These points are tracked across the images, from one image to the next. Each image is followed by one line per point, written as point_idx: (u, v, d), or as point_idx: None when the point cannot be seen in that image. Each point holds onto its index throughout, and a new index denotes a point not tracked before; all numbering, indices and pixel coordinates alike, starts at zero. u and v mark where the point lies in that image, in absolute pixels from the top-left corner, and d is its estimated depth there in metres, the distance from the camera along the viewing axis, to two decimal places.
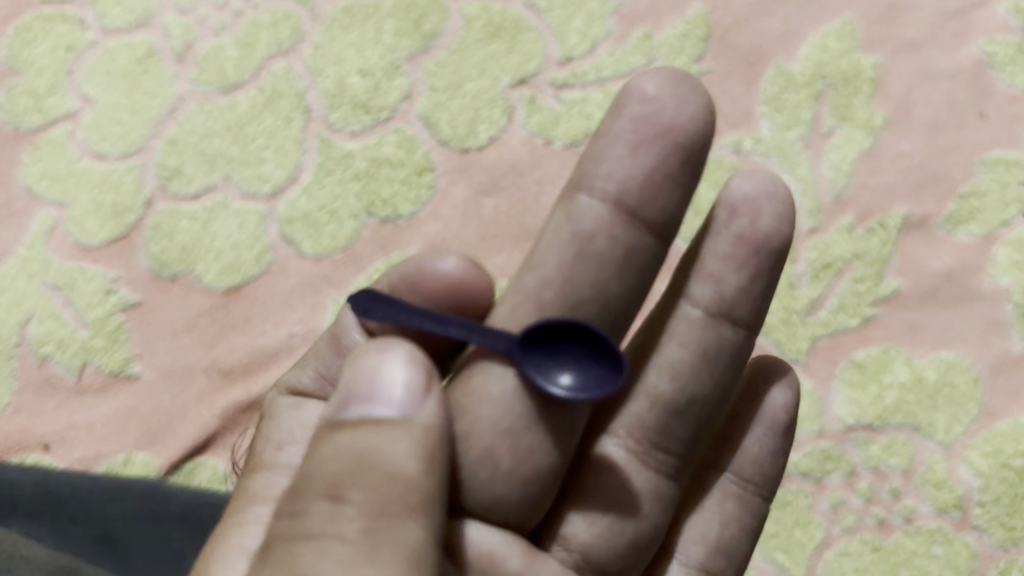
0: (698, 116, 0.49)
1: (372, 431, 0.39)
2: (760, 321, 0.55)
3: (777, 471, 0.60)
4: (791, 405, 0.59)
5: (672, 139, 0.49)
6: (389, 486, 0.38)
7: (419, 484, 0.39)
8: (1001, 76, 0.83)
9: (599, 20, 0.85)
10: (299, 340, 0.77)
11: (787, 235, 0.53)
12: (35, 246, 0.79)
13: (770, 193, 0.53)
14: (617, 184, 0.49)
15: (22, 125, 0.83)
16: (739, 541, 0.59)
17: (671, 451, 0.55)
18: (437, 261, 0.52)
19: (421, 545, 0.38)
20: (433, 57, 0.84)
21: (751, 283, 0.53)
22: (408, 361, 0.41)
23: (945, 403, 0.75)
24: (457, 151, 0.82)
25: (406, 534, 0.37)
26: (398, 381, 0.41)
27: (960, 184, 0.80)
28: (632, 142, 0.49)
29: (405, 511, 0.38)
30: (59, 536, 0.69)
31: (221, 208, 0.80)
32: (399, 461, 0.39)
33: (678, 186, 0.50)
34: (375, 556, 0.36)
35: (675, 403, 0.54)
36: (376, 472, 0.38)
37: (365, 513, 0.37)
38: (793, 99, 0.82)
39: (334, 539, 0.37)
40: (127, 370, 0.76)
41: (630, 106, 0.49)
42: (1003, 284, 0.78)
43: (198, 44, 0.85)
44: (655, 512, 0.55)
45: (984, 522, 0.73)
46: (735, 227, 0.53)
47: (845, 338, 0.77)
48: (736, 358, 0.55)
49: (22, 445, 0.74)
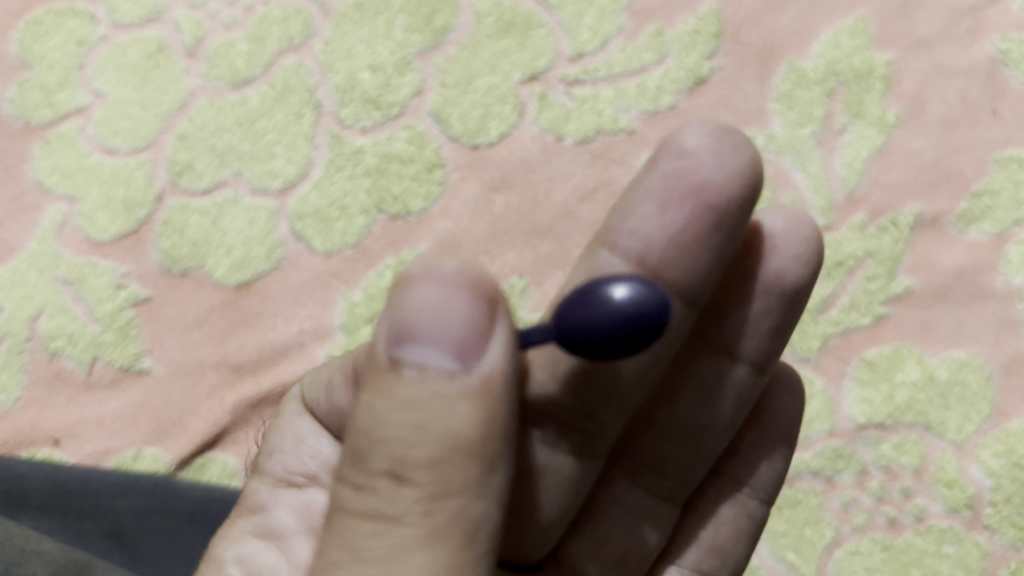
0: (733, 178, 0.48)
1: (433, 392, 0.38)
2: (770, 358, 0.55)
3: (777, 476, 0.60)
4: (793, 414, 0.60)
5: (704, 199, 0.48)
6: (450, 465, 0.38)
7: (479, 454, 0.39)
8: (1015, 73, 0.82)
9: (611, 16, 0.84)
10: (310, 336, 0.77)
11: (805, 277, 0.53)
12: (45, 240, 0.79)
13: (793, 233, 0.52)
14: (645, 242, 0.49)
15: (33, 120, 0.83)
16: (734, 543, 0.60)
17: (667, 474, 0.57)
18: (432, 265, 0.41)
19: (483, 518, 0.39)
20: (444, 53, 0.84)
21: (760, 320, 0.54)
22: (471, 304, 0.40)
23: (956, 402, 0.75)
24: (468, 147, 0.82)
25: (470, 511, 0.39)
26: (460, 327, 0.39)
27: (973, 182, 0.80)
28: (660, 199, 0.48)
29: (465, 489, 0.38)
30: (69, 531, 0.69)
31: (232, 204, 0.80)
32: (458, 426, 0.38)
33: (707, 248, 0.49)
34: (436, 538, 0.38)
35: (675, 432, 0.56)
36: (436, 448, 0.38)
37: (428, 494, 0.38)
38: (805, 97, 0.82)
39: (395, 521, 0.38)
40: (138, 365, 0.76)
41: (666, 160, 0.49)
42: (1016, 282, 0.77)
43: (209, 39, 0.85)
44: (647, 532, 0.58)
45: (996, 521, 0.73)
46: (749, 264, 0.53)
47: (858, 337, 0.76)
48: (740, 392, 0.56)
49: (32, 440, 0.74)
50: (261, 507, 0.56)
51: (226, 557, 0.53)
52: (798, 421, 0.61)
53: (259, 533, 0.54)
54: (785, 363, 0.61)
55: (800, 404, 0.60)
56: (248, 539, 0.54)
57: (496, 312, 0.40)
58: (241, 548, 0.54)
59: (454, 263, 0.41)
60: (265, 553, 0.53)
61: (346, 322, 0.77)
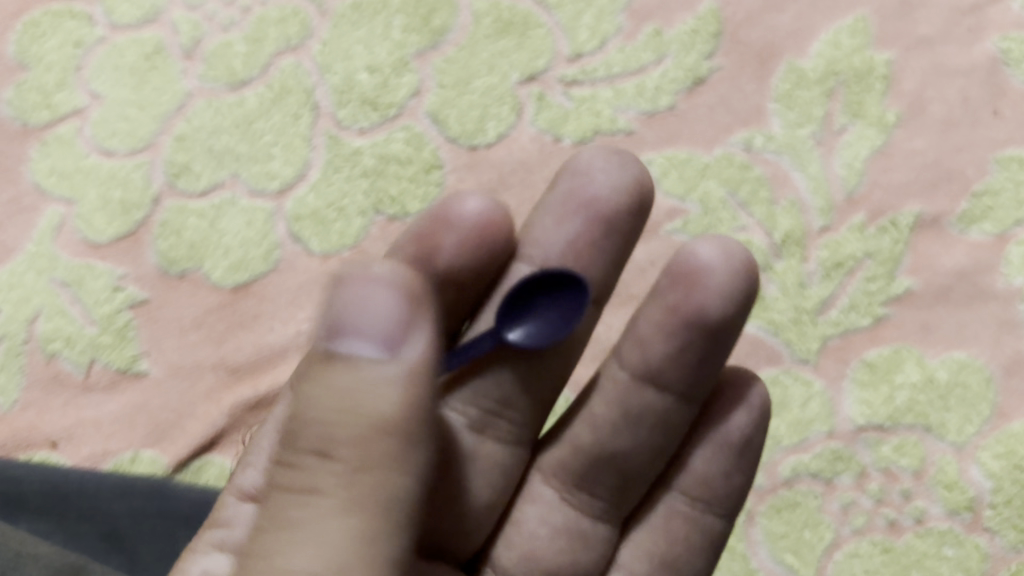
0: (617, 192, 0.56)
1: (358, 378, 0.39)
2: (696, 387, 0.56)
3: (731, 494, 0.60)
4: (751, 429, 0.59)
5: (595, 211, 0.56)
6: (370, 444, 0.39)
7: (401, 431, 0.39)
8: (1016, 72, 0.82)
9: (609, 16, 0.84)
10: (307, 338, 0.77)
11: (726, 312, 0.54)
12: (43, 242, 0.79)
13: (717, 269, 0.54)
14: (550, 250, 0.56)
15: (30, 122, 0.83)
16: (687, 558, 0.61)
17: (597, 495, 0.59)
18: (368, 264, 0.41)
19: (404, 492, 0.40)
20: (442, 53, 0.84)
21: (679, 352, 0.55)
22: (399, 300, 0.40)
23: (957, 404, 0.74)
24: (466, 148, 0.81)
25: (389, 486, 0.39)
26: (388, 321, 0.40)
27: (974, 182, 0.80)
28: (557, 211, 0.57)
29: (385, 465, 0.39)
30: (66, 533, 0.69)
31: (230, 206, 0.80)
32: (380, 409, 0.39)
33: (602, 252, 0.57)
34: (355, 509, 0.39)
35: (598, 454, 0.58)
36: (359, 428, 0.39)
37: (349, 469, 0.39)
38: (804, 97, 0.82)
39: (318, 494, 0.39)
40: (135, 367, 0.76)
41: (564, 181, 0.57)
42: (1017, 283, 0.77)
43: (206, 40, 0.84)
44: (578, 550, 0.60)
45: (996, 524, 0.72)
46: (671, 298, 0.55)
47: (857, 338, 0.76)
48: (664, 421, 0.57)
49: (30, 443, 0.74)
50: (227, 523, 0.55)
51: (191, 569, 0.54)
52: (755, 440, 0.59)
53: (223, 547, 0.54)
54: (746, 375, 0.60)
55: (758, 422, 0.59)
56: (213, 555, 0.54)
57: (426, 308, 0.41)
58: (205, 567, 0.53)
59: (386, 262, 0.41)
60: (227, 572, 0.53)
61: None
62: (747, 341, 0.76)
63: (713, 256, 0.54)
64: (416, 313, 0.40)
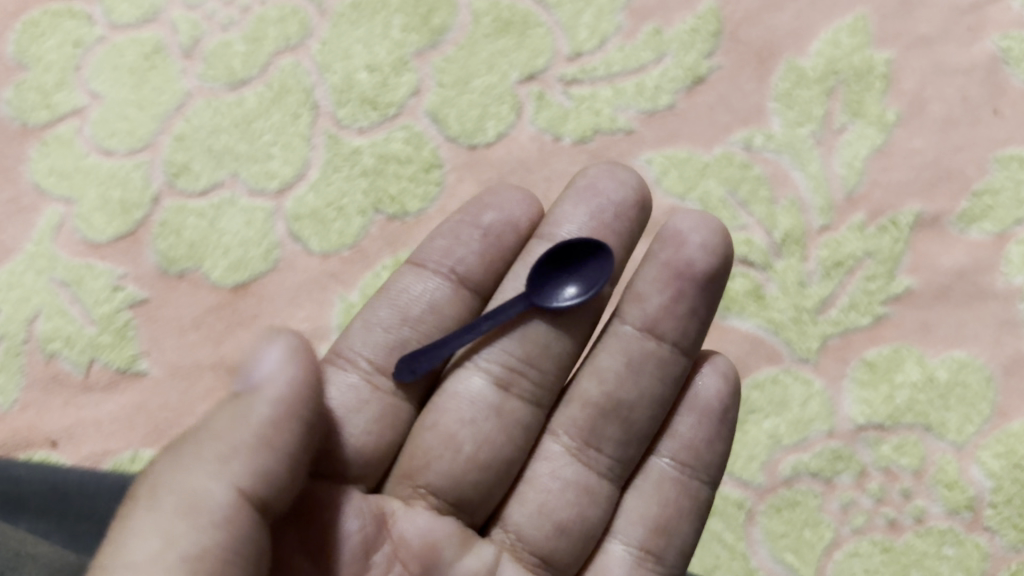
0: (625, 187, 0.64)
1: (224, 401, 0.49)
2: (690, 340, 0.61)
3: (716, 458, 0.62)
4: (726, 394, 0.63)
5: (608, 201, 0.64)
6: (198, 441, 0.47)
7: (230, 439, 0.46)
8: (1015, 71, 0.82)
9: (609, 15, 0.84)
10: (307, 337, 0.77)
11: (711, 265, 0.60)
12: (43, 242, 0.79)
13: (700, 230, 0.61)
14: (571, 230, 0.63)
15: (29, 122, 0.83)
16: (680, 522, 0.61)
17: (604, 450, 0.60)
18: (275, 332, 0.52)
19: (207, 491, 0.45)
20: (442, 53, 0.84)
21: (673, 303, 0.60)
22: (272, 349, 0.50)
23: (957, 403, 0.74)
24: (465, 147, 0.81)
25: (191, 480, 0.45)
26: (260, 363, 0.50)
27: (974, 181, 0.79)
28: (575, 200, 0.64)
29: (197, 461, 0.46)
30: (66, 533, 0.68)
31: (229, 205, 0.80)
32: (217, 421, 0.47)
33: (615, 234, 0.63)
34: (158, 495, 0.45)
35: (601, 405, 0.60)
36: (193, 432, 0.47)
37: (171, 463, 0.46)
38: (804, 96, 0.82)
39: (142, 482, 0.46)
40: (135, 367, 0.76)
41: (578, 181, 0.65)
42: (1017, 282, 0.77)
43: (206, 40, 0.84)
44: (586, 506, 0.60)
45: (996, 523, 0.72)
46: (662, 255, 0.61)
47: (857, 337, 0.76)
48: (665, 373, 0.60)
49: (29, 443, 0.74)
50: None
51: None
52: (731, 404, 0.63)
53: None
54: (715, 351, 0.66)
55: (732, 387, 0.63)
56: None
57: (307, 354, 0.51)
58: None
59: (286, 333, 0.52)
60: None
61: (343, 322, 0.77)
62: (747, 340, 0.76)
63: (696, 223, 0.61)
64: (303, 355, 0.50)
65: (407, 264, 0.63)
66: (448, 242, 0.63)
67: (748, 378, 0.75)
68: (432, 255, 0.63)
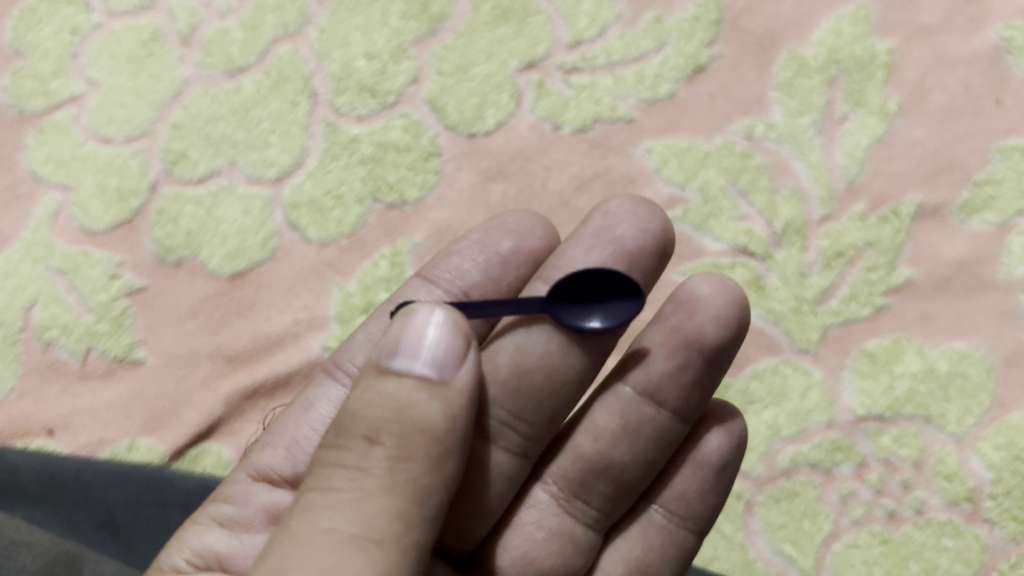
0: (640, 234, 0.61)
1: (415, 388, 0.44)
2: (690, 407, 0.59)
3: (708, 509, 0.62)
4: (728, 451, 0.62)
5: (621, 247, 0.60)
6: (415, 439, 0.43)
7: (444, 437, 0.44)
8: (1019, 61, 0.81)
9: (609, 3, 0.83)
10: (304, 327, 0.76)
11: (723, 338, 0.58)
12: (39, 230, 0.79)
13: (716, 300, 0.58)
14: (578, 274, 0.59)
15: (26, 109, 0.82)
16: (662, 568, 0.62)
17: (591, 503, 0.61)
18: (427, 313, 0.47)
19: (433, 486, 0.43)
20: (441, 40, 0.83)
21: (678, 372, 0.58)
22: (450, 332, 0.46)
23: (957, 394, 0.74)
24: (465, 136, 0.81)
25: (422, 480, 0.43)
26: (439, 348, 0.46)
27: (975, 171, 0.79)
28: (587, 242, 0.60)
29: (425, 461, 0.43)
30: (62, 522, 0.69)
31: (227, 193, 0.80)
32: (429, 416, 0.44)
33: None
34: (392, 489, 0.42)
35: (594, 462, 0.60)
36: (408, 427, 0.43)
37: (394, 456, 0.43)
38: (805, 85, 0.81)
39: (362, 472, 0.43)
40: (132, 356, 0.76)
41: (594, 219, 0.61)
42: (1019, 274, 0.76)
43: (204, 27, 0.84)
44: (570, 555, 0.61)
45: (996, 514, 0.72)
46: (672, 321, 0.58)
47: (857, 328, 0.76)
48: (661, 438, 0.60)
49: (26, 430, 0.74)
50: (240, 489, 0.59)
51: (189, 538, 0.57)
52: (731, 460, 0.62)
53: (225, 522, 0.58)
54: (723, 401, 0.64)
55: (735, 446, 0.62)
56: (213, 529, 0.57)
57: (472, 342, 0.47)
58: (201, 535, 0.57)
59: (445, 308, 0.47)
60: (220, 539, 0.56)
61: (341, 311, 0.76)
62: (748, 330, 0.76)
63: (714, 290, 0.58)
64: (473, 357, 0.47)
65: (421, 278, 0.64)
66: (464, 261, 0.63)
67: (748, 369, 0.75)
68: (446, 273, 0.63)
